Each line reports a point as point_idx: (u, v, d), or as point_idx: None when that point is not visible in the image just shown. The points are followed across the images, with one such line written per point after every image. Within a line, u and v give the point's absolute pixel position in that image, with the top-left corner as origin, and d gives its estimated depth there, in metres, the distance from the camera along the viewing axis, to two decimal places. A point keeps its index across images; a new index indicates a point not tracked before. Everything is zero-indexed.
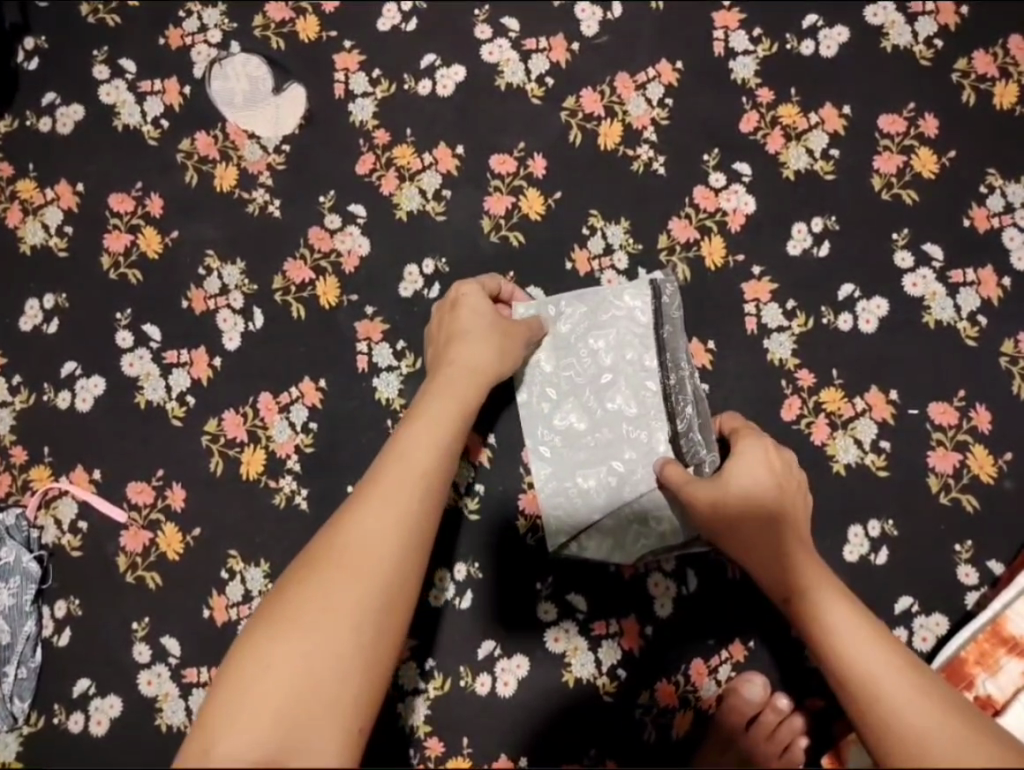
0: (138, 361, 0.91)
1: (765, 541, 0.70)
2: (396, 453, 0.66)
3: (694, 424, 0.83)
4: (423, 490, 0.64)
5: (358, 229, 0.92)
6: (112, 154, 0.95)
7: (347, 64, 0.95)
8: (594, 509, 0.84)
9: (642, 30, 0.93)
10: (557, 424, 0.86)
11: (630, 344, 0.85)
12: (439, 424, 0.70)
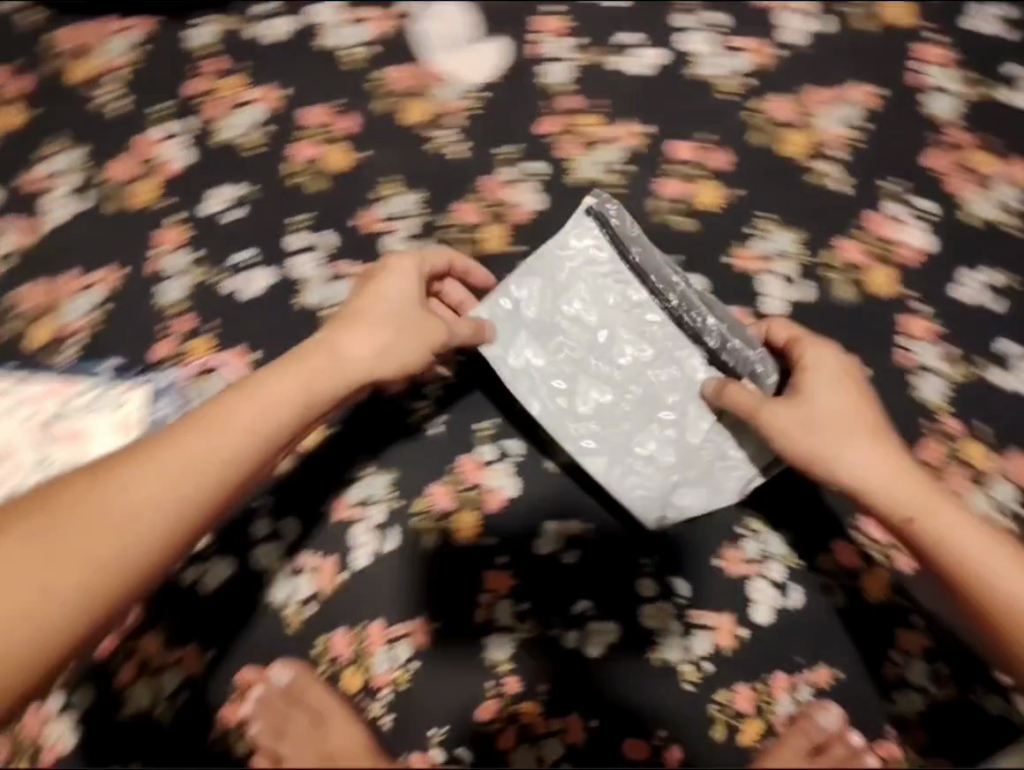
0: (303, 264, 0.91)
1: (882, 474, 0.73)
2: (220, 418, 0.69)
3: (710, 327, 0.81)
4: (203, 460, 0.67)
5: (535, 186, 0.90)
6: (308, 67, 0.92)
7: (543, 27, 0.92)
8: (670, 469, 0.82)
9: (847, 47, 0.91)
10: (583, 409, 0.83)
11: (607, 289, 0.82)
12: (274, 404, 0.71)
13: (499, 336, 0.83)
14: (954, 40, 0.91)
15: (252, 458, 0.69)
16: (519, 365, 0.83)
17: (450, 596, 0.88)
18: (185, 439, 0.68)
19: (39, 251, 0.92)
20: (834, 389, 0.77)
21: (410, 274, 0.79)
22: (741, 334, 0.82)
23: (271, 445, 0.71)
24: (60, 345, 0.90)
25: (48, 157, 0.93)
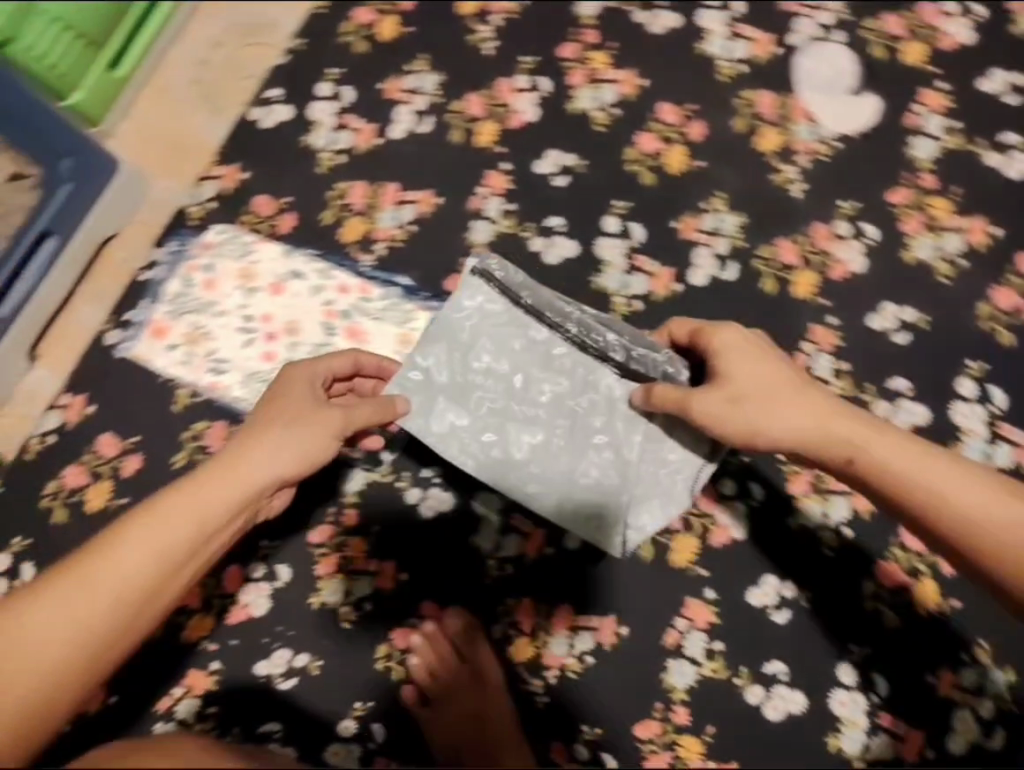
0: (612, 248, 0.94)
1: (891, 452, 0.71)
2: (105, 564, 0.68)
3: (609, 341, 0.85)
4: (124, 578, 0.68)
5: (862, 248, 0.90)
6: (683, 69, 0.96)
7: (933, 103, 0.93)
8: (617, 488, 0.84)
9: None
10: (519, 454, 0.86)
11: (507, 334, 0.87)
12: (129, 569, 0.69)
13: (414, 409, 0.86)
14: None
15: (149, 576, 0.69)
16: (444, 429, 0.86)
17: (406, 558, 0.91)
18: (58, 599, 0.67)
19: (377, 155, 0.98)
20: (751, 361, 0.76)
21: (305, 382, 0.79)
22: (646, 340, 0.84)
23: (188, 563, 0.71)
24: (369, 246, 0.95)
25: (414, 74, 0.99)
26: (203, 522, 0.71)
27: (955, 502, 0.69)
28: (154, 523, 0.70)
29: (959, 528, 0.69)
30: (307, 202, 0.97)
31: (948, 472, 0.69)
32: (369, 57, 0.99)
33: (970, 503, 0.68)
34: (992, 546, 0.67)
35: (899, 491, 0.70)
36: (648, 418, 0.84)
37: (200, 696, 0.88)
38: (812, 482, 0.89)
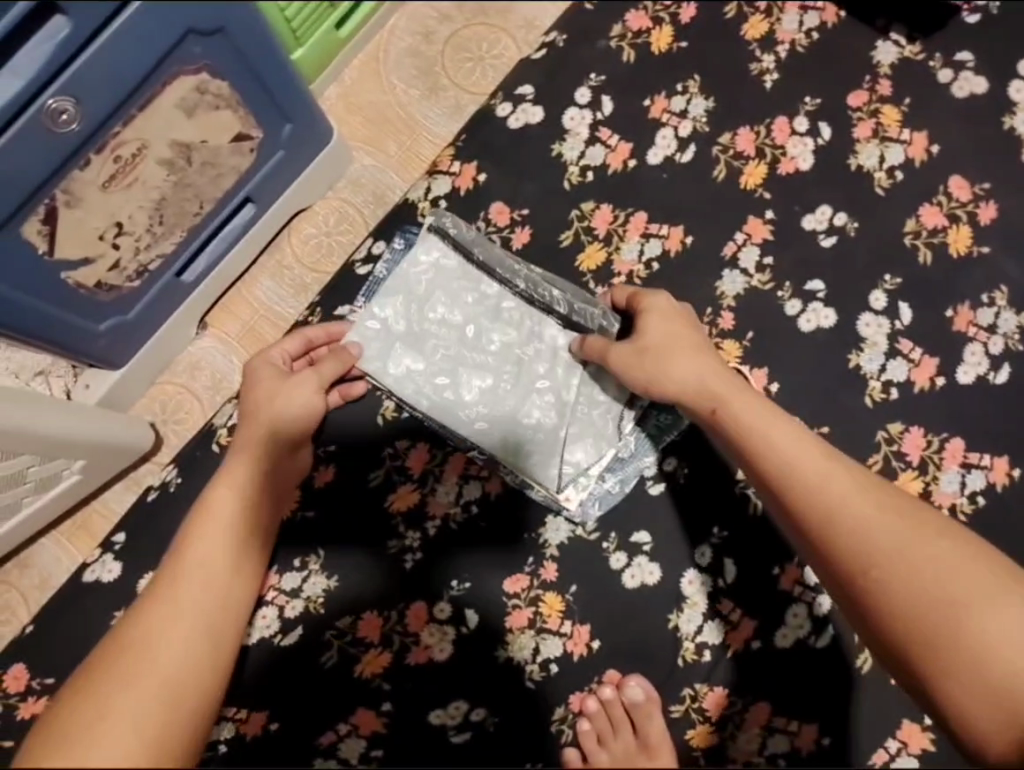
0: (875, 327, 0.86)
1: (797, 455, 0.68)
2: (179, 576, 0.65)
3: (517, 269, 0.85)
4: (205, 574, 0.65)
5: None
6: (982, 141, 0.89)
7: None
8: (556, 427, 0.84)
9: None
10: (468, 397, 0.84)
11: (453, 280, 0.85)
12: (208, 562, 0.66)
13: (370, 354, 0.83)
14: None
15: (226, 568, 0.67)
16: (399, 373, 0.83)
17: (374, 525, 0.84)
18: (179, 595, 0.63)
19: (629, 177, 0.91)
20: (671, 329, 0.76)
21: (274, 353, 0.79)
22: (585, 296, 0.85)
23: (251, 540, 0.70)
24: (608, 278, 0.88)
25: (683, 95, 0.92)
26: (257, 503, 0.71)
27: (845, 514, 0.67)
28: (216, 515, 0.69)
29: (841, 539, 0.66)
30: (548, 217, 0.90)
31: (847, 488, 0.67)
32: (637, 69, 0.93)
33: (868, 521, 0.66)
34: (868, 562, 0.66)
35: (820, 503, 0.67)
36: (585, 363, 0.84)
37: (367, 736, 0.81)
38: None
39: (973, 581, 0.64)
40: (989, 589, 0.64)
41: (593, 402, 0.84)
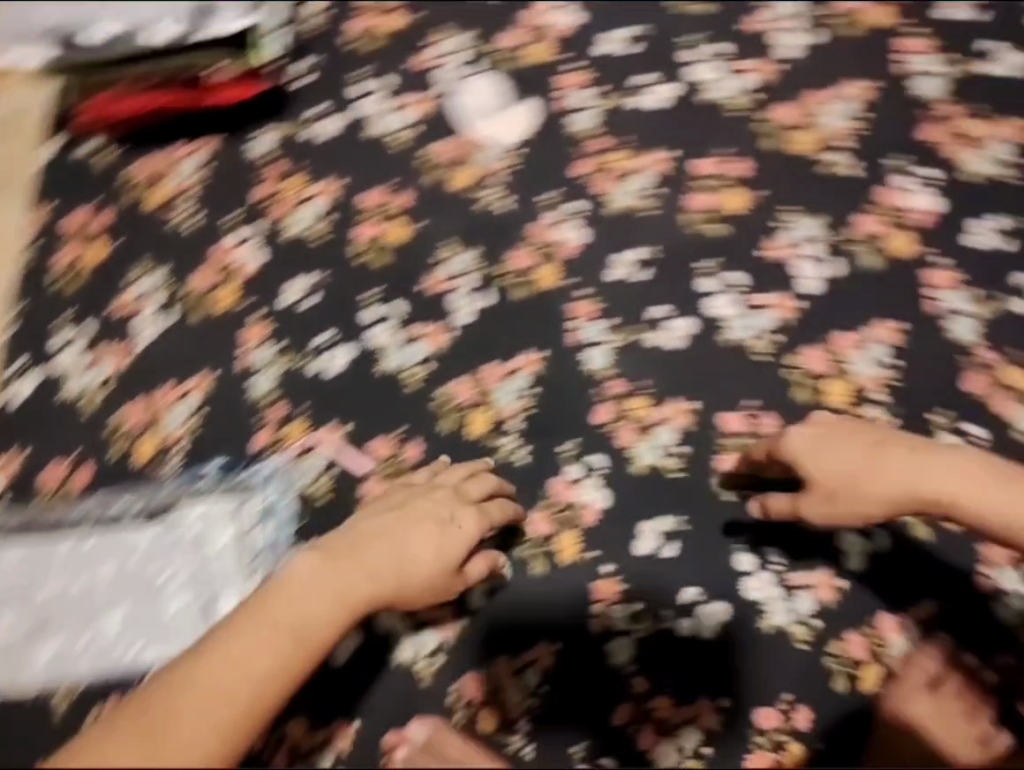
0: (381, 334, 0.97)
1: (849, 454, 0.83)
2: (252, 633, 0.72)
3: (83, 504, 0.92)
4: (278, 647, 0.72)
5: (578, 222, 1.00)
6: (363, 157, 1.03)
7: (576, 81, 1.04)
8: (196, 598, 0.89)
9: (846, 51, 1.04)
10: (110, 636, 0.87)
11: (34, 559, 0.90)
12: (282, 635, 0.73)
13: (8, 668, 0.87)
14: (922, 32, 1.04)
15: (299, 649, 0.73)
16: (42, 665, 0.87)
17: (332, 685, 0.89)
18: (242, 658, 0.71)
19: (136, 368, 0.96)
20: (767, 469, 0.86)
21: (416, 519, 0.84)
22: (151, 488, 0.92)
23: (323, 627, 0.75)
24: (164, 457, 0.93)
25: (136, 281, 0.99)
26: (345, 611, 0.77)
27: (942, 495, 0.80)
28: (307, 607, 0.75)
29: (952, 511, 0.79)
30: (91, 446, 0.94)
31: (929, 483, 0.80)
32: (87, 287, 0.99)
33: (900, 473, 0.81)
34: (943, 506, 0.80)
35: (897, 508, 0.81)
36: (184, 533, 0.91)
37: None
38: (635, 428, 0.95)
39: (981, 501, 0.78)
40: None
41: (214, 556, 0.90)
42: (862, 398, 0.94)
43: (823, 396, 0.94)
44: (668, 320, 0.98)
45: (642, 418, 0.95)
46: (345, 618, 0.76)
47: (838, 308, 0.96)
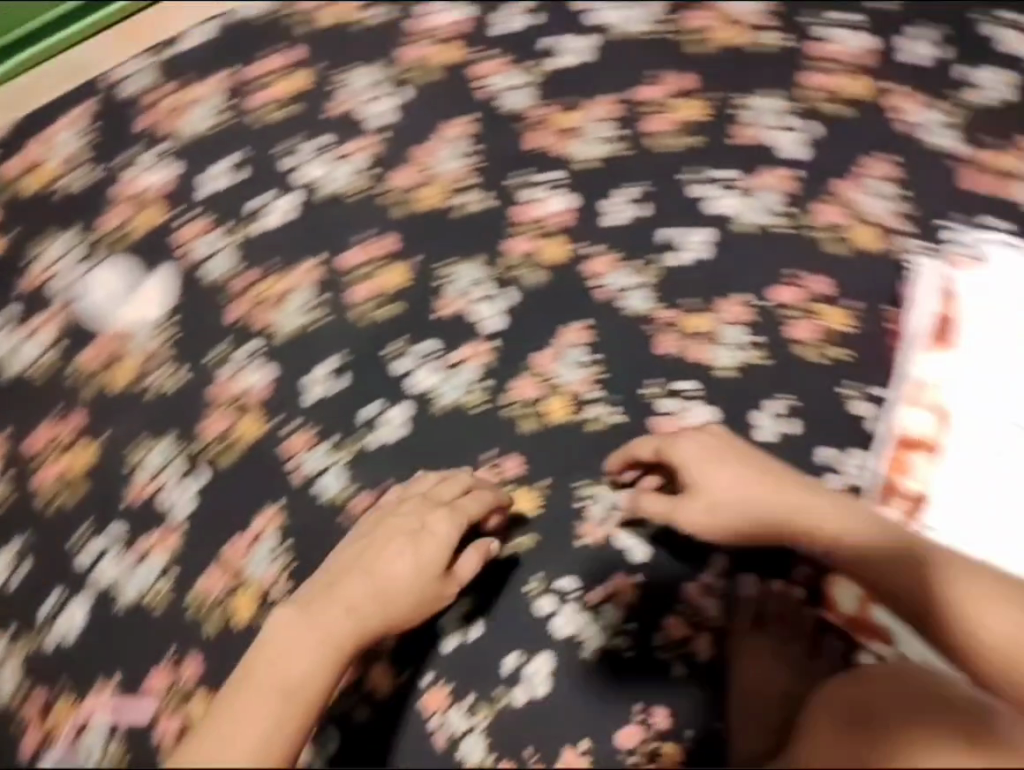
0: (108, 567, 0.91)
1: (751, 482, 0.85)
2: (249, 686, 0.74)
3: None
4: (282, 684, 0.74)
5: (261, 362, 0.96)
6: (20, 402, 0.93)
7: (194, 231, 0.98)
8: None
9: (431, 99, 1.00)
10: None
11: None
12: (292, 662, 0.75)
13: None
14: (496, 52, 1.00)
15: (308, 676, 0.75)
16: None
17: None
18: (241, 714, 0.72)
19: None
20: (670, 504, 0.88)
21: (397, 540, 0.84)
22: None
23: (326, 647, 0.77)
24: None
25: None
26: (353, 602, 0.79)
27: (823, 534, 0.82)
28: (316, 624, 0.77)
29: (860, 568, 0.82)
30: None
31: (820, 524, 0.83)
32: None
33: (791, 501, 0.83)
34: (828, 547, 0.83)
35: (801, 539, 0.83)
36: None
37: None
38: None
39: (898, 584, 0.80)
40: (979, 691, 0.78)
41: None
42: (580, 403, 0.96)
43: (544, 419, 0.96)
44: (381, 415, 0.96)
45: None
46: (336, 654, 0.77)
47: (519, 332, 0.97)
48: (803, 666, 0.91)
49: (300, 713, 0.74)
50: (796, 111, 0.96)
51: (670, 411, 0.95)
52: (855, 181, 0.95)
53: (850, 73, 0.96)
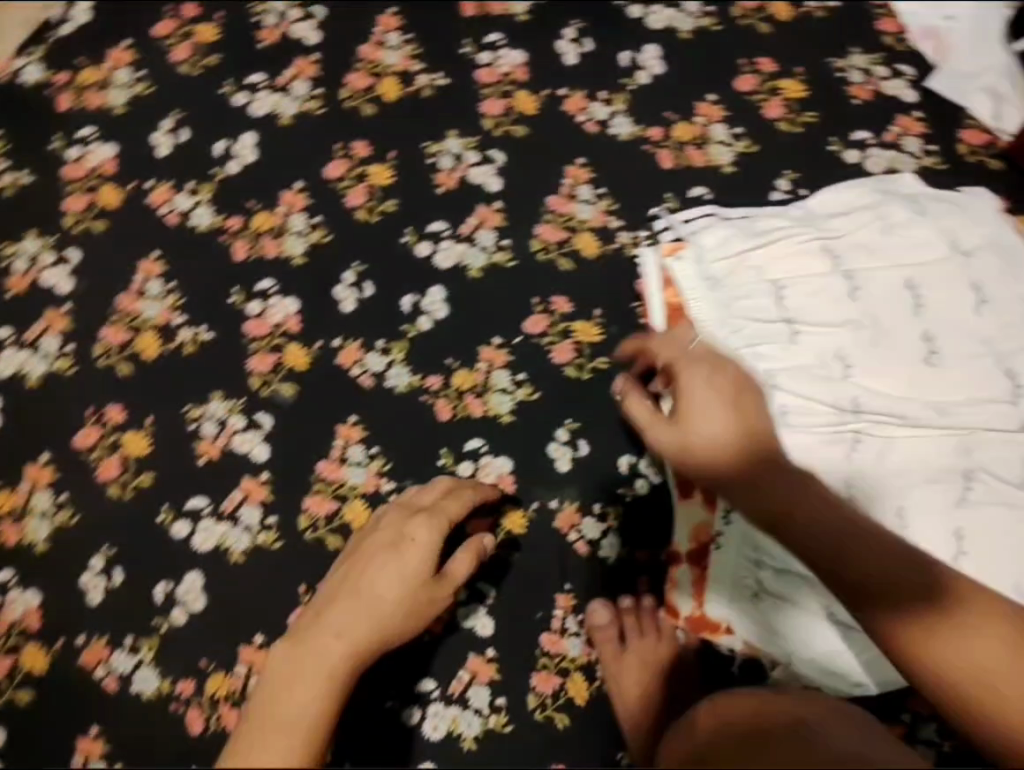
0: None
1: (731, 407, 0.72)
2: (297, 670, 0.63)
3: None
4: (293, 723, 0.60)
5: (20, 587, 0.87)
6: None
7: None
8: None
9: (107, 245, 0.95)
10: None
11: None
12: (295, 699, 0.62)
13: None
14: (159, 177, 0.97)
15: (318, 714, 0.62)
16: None
17: None
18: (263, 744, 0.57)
19: None
20: (708, 398, 0.69)
21: (414, 533, 0.76)
22: None
23: (314, 701, 0.62)
24: None
25: None
26: (341, 651, 0.65)
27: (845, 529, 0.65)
28: (338, 624, 0.67)
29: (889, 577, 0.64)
30: None
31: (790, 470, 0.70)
32: None
33: (814, 484, 0.67)
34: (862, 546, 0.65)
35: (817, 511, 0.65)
36: None
37: None
38: (233, 705, 0.85)
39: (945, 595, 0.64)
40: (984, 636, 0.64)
41: None
42: (377, 500, 0.88)
43: (348, 531, 0.88)
44: (173, 594, 0.87)
45: (230, 694, 0.85)
46: (409, 609, 0.72)
47: (291, 449, 0.90)
48: (665, 671, 0.84)
49: (312, 741, 0.60)
50: (479, 145, 0.96)
51: (470, 474, 0.88)
52: (567, 194, 0.94)
53: (513, 91, 0.99)
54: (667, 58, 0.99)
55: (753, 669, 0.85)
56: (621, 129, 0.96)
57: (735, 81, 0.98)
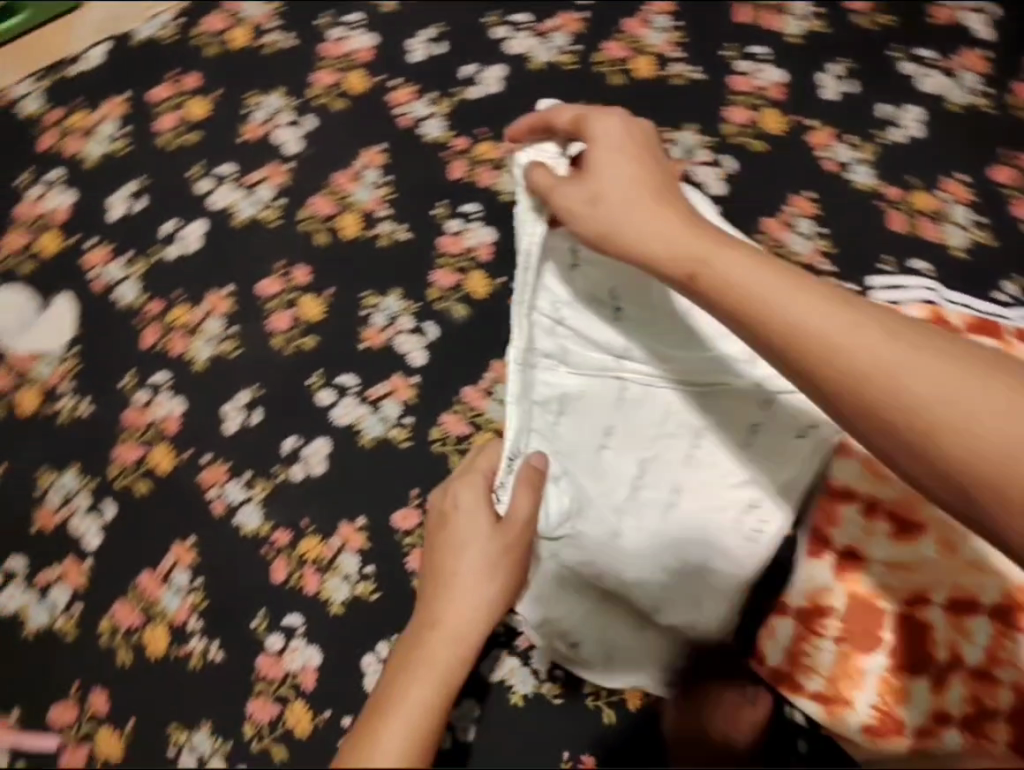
0: (11, 597, 0.88)
1: (629, 171, 0.73)
2: (398, 692, 0.65)
3: None
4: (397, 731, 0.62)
5: (169, 393, 0.93)
6: None
7: (98, 261, 0.98)
8: None
9: (339, 126, 1.02)
10: None
11: None
12: (408, 705, 0.64)
13: None
14: (405, 79, 1.03)
15: (429, 720, 0.64)
16: None
17: None
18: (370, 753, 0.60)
19: None
20: (625, 165, 0.74)
21: (478, 504, 0.75)
22: None
23: (437, 694, 0.65)
24: None
25: None
26: (445, 659, 0.67)
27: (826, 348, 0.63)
28: (427, 646, 0.68)
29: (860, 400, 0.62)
30: None
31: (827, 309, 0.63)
32: None
33: (810, 320, 0.64)
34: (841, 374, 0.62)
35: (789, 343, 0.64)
36: None
37: None
38: (317, 570, 0.87)
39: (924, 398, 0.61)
40: (992, 379, 0.61)
41: None
42: None
43: None
44: (299, 451, 0.90)
45: (318, 559, 0.87)
46: (500, 578, 0.72)
47: (446, 364, 0.92)
48: None
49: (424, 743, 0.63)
50: (714, 146, 0.97)
51: None
52: (785, 220, 0.94)
53: (764, 107, 0.99)
54: (929, 124, 0.97)
55: (820, 752, 0.83)
56: (860, 177, 0.95)
57: (992, 169, 0.95)
